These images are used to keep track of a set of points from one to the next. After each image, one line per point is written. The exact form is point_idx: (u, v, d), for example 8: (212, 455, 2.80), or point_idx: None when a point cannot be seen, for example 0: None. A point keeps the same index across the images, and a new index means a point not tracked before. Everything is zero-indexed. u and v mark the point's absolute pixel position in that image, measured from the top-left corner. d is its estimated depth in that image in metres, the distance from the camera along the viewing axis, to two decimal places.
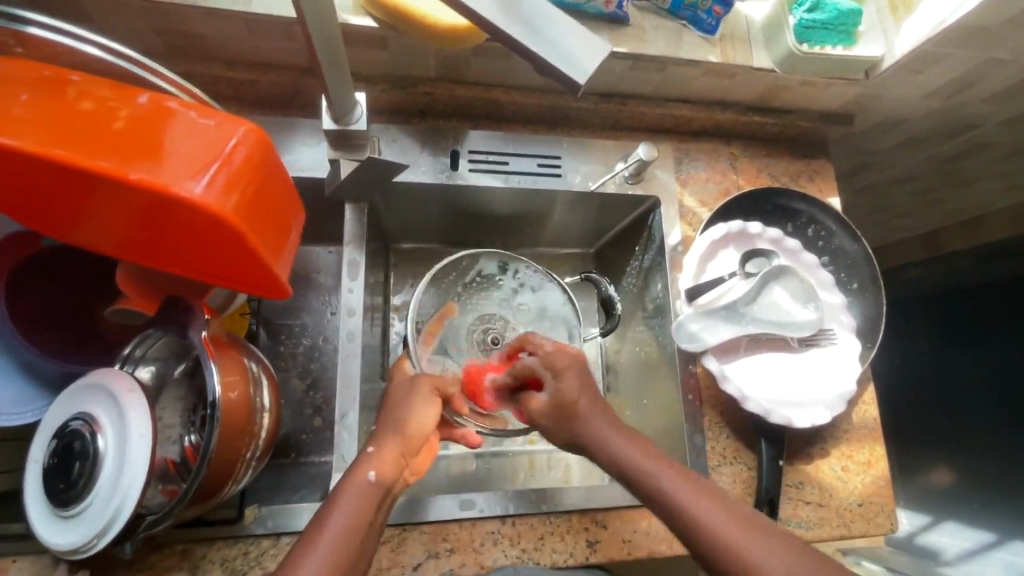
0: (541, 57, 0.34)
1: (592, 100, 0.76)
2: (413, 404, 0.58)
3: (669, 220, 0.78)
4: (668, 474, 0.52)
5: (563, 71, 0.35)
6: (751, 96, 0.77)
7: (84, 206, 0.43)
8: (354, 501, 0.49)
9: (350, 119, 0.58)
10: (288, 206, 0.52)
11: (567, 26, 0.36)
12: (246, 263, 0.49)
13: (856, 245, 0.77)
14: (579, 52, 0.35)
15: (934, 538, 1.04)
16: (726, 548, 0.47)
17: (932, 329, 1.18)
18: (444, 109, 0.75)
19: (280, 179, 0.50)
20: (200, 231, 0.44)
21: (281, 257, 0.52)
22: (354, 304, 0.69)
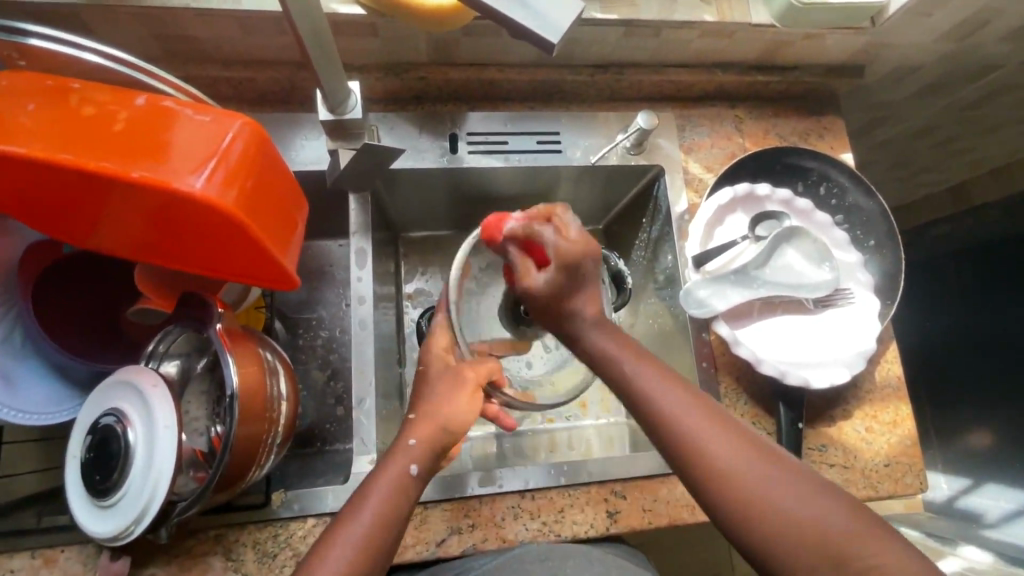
0: (514, 22, 0.34)
1: (588, 72, 0.74)
2: (451, 394, 0.58)
3: (674, 189, 0.77)
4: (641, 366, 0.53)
5: (539, 37, 0.35)
6: (751, 55, 0.75)
7: (93, 208, 0.45)
8: (389, 492, 0.51)
9: (346, 108, 0.59)
10: (289, 197, 0.53)
11: None
12: (250, 255, 0.50)
13: (871, 201, 0.75)
14: (553, 14, 0.35)
15: (976, 501, 1.04)
16: (698, 447, 0.48)
17: (961, 286, 1.14)
18: (439, 93, 0.75)
19: (279, 170, 0.51)
20: (208, 228, 0.46)
21: (289, 249, 0.53)
22: (365, 292, 0.70)
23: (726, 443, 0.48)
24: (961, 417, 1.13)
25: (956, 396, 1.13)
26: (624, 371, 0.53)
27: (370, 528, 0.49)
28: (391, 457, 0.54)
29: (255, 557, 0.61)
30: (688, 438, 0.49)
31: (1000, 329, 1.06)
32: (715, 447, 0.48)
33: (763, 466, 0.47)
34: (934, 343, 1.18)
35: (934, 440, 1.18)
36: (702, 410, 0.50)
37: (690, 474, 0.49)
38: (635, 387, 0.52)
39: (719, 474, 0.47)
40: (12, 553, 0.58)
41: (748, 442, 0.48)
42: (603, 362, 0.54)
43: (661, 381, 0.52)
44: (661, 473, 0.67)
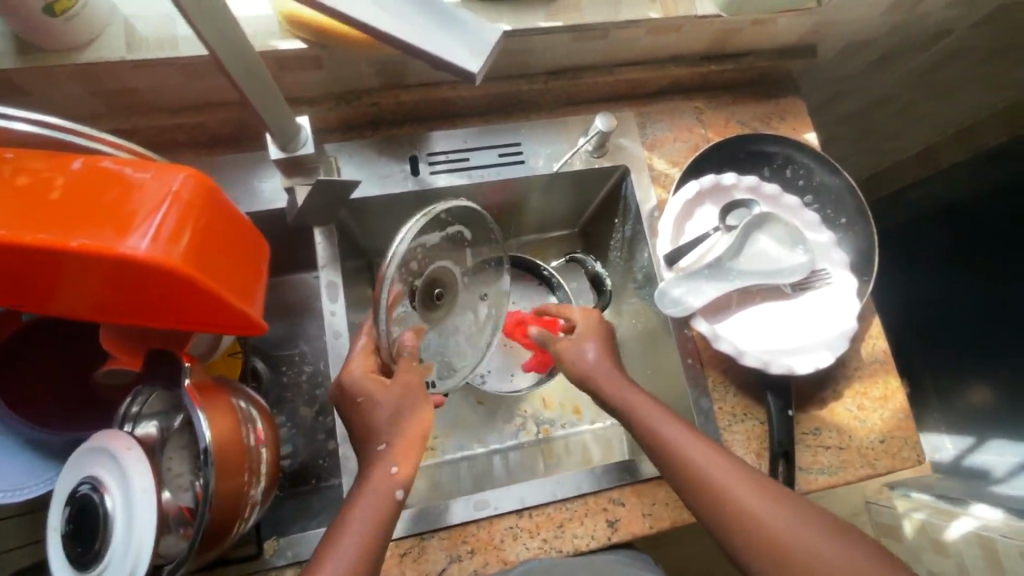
0: (441, 56, 0.34)
1: (543, 79, 0.74)
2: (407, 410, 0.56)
3: (641, 187, 0.77)
4: (664, 421, 0.58)
5: (463, 66, 0.35)
6: (702, 46, 0.75)
7: (40, 281, 0.44)
8: (377, 516, 0.52)
9: (297, 144, 0.58)
10: (242, 244, 0.52)
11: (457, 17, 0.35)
12: (209, 308, 0.49)
13: (837, 178, 0.74)
14: (474, 42, 0.35)
15: (982, 459, 1.06)
16: (727, 501, 0.52)
17: (940, 251, 1.15)
18: (395, 117, 0.75)
19: (230, 218, 0.50)
20: (160, 290, 0.45)
21: (249, 298, 0.53)
22: (339, 325, 0.69)
23: (764, 498, 0.52)
24: (959, 373, 1.12)
25: (953, 355, 1.12)
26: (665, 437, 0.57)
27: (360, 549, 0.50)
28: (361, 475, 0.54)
29: None
30: (732, 501, 0.52)
31: (983, 288, 1.08)
32: (745, 499, 0.52)
33: (788, 518, 0.51)
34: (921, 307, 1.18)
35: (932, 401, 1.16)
36: (733, 469, 0.54)
37: (732, 534, 0.51)
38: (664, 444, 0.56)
39: (753, 530, 0.51)
40: None
41: (780, 500, 0.52)
42: (645, 429, 0.58)
43: (688, 437, 0.56)
44: (656, 475, 0.66)
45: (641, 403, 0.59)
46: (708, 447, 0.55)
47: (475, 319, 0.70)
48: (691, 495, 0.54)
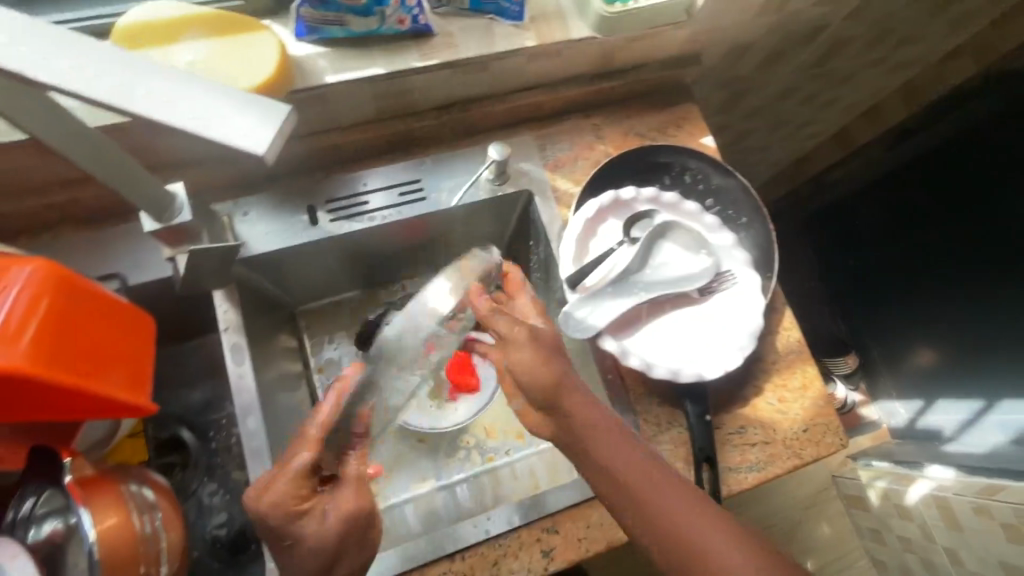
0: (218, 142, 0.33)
1: (434, 114, 0.74)
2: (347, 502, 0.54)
3: (545, 210, 0.77)
4: (604, 430, 0.55)
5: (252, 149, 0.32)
6: (588, 66, 0.76)
7: None
8: None
9: (171, 212, 0.56)
10: (114, 331, 0.53)
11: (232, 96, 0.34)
12: (79, 403, 0.49)
13: (732, 180, 0.77)
14: (257, 127, 0.33)
15: (931, 420, 1.15)
16: (660, 511, 0.51)
17: (862, 234, 1.23)
18: (290, 168, 0.73)
19: (93, 306, 0.51)
20: (33, 404, 0.46)
21: (141, 388, 0.55)
22: (249, 388, 0.67)
23: (714, 530, 0.51)
24: (903, 342, 1.20)
25: (890, 320, 1.22)
26: (612, 462, 0.54)
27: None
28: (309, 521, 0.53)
29: None
30: (663, 512, 0.52)
31: (915, 258, 1.12)
32: (676, 507, 0.52)
33: (711, 528, 0.51)
34: (855, 284, 1.28)
35: (883, 367, 1.27)
36: (664, 478, 0.53)
37: (678, 562, 0.51)
38: (599, 455, 0.54)
39: (680, 538, 0.51)
40: None
41: (707, 510, 0.52)
42: (591, 454, 0.55)
43: (626, 447, 0.54)
44: (588, 497, 0.66)
45: (597, 426, 0.55)
46: (643, 456, 0.54)
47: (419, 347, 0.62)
48: (624, 499, 0.53)
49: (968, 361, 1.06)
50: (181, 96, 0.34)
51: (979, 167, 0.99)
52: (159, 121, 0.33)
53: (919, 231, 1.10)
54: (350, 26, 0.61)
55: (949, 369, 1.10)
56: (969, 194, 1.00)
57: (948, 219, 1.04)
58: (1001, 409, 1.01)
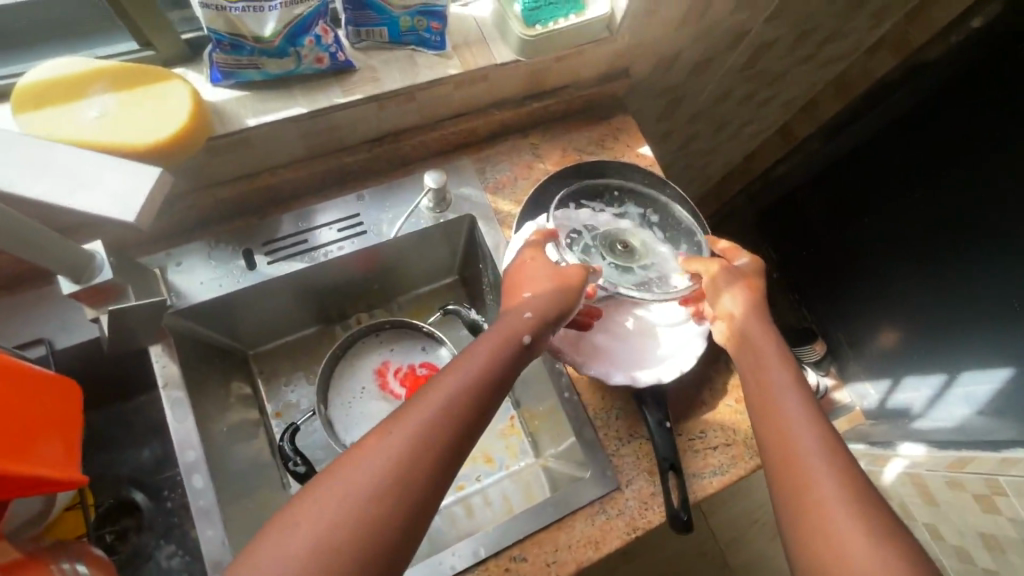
0: (97, 216, 0.43)
1: (364, 148, 0.73)
2: (467, 371, 0.53)
3: (488, 233, 0.77)
4: (756, 323, 0.62)
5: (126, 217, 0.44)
6: (518, 88, 0.76)
7: None
8: (410, 446, 0.47)
9: (92, 271, 0.55)
10: (47, 410, 0.52)
11: (116, 175, 0.45)
12: (12, 493, 0.47)
13: (668, 193, 0.78)
14: (131, 196, 0.44)
15: (900, 398, 1.14)
16: (759, 377, 0.58)
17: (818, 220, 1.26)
18: (225, 212, 0.72)
19: (23, 388, 0.50)
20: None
21: (68, 459, 0.52)
22: (193, 442, 0.65)
23: (822, 447, 0.51)
24: (868, 323, 1.21)
25: (851, 308, 1.24)
26: (774, 378, 0.57)
27: (330, 522, 0.43)
28: (412, 404, 0.50)
29: None
30: (763, 380, 0.58)
31: (872, 236, 1.14)
32: (777, 378, 0.57)
33: (796, 401, 0.55)
34: (818, 269, 1.30)
35: (850, 352, 1.28)
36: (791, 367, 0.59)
37: (763, 420, 0.55)
38: (750, 335, 0.61)
39: (770, 399, 0.56)
40: None
41: (806, 394, 0.56)
42: (766, 366, 0.59)
43: (773, 337, 0.61)
44: (554, 519, 0.65)
45: (776, 360, 0.59)
46: (780, 349, 0.60)
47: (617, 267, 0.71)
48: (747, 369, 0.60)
49: (928, 339, 1.07)
50: (72, 186, 0.45)
51: (911, 154, 1.04)
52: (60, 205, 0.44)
53: (876, 211, 1.12)
54: (265, 67, 0.61)
55: (915, 347, 1.11)
56: (918, 157, 1.03)
57: (889, 201, 1.09)
58: (962, 381, 1.00)
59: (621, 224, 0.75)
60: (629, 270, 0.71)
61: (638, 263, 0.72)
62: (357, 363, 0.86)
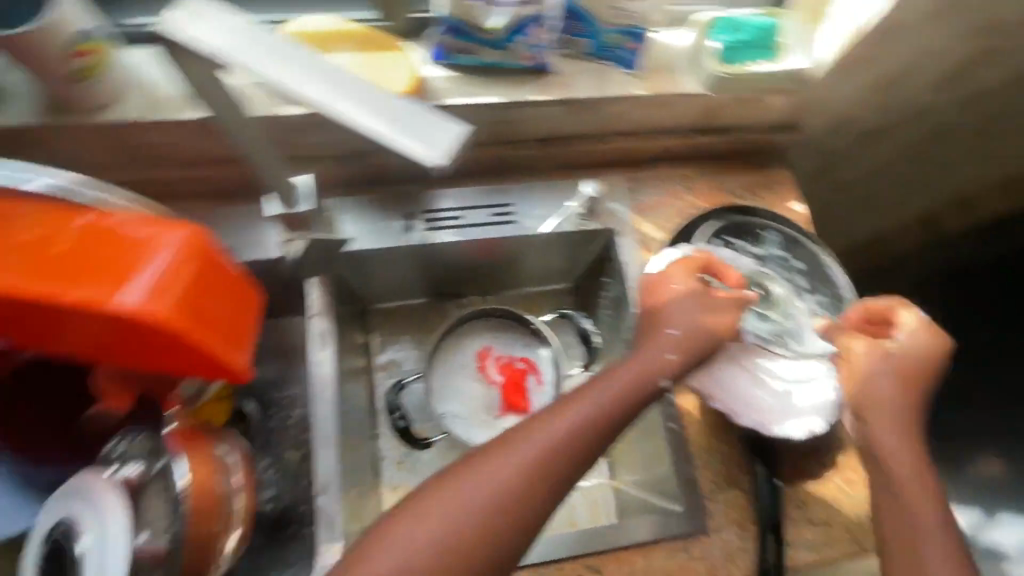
0: (399, 149, 0.38)
1: (534, 145, 0.77)
2: (591, 404, 0.56)
3: (628, 250, 0.78)
4: (894, 434, 0.62)
5: (429, 157, 0.37)
6: (691, 120, 0.78)
7: (54, 325, 0.48)
8: (537, 462, 0.51)
9: (295, 201, 0.62)
10: (239, 299, 0.53)
11: (425, 112, 0.39)
12: (198, 362, 0.51)
13: (816, 252, 0.77)
14: (438, 136, 0.38)
15: None
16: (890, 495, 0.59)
17: None
18: (399, 175, 0.78)
19: (223, 274, 0.52)
20: (139, 335, 0.47)
21: (237, 346, 0.53)
22: (326, 373, 0.70)
23: None
24: None
25: None
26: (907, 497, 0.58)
27: (460, 524, 0.48)
28: (537, 423, 0.54)
29: None
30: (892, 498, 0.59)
31: None
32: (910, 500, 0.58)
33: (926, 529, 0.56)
34: None
35: None
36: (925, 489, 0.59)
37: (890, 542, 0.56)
38: (886, 447, 0.61)
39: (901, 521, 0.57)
40: None
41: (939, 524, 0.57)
42: (897, 484, 0.59)
43: (909, 453, 0.61)
44: (635, 542, 0.65)
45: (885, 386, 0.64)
46: (915, 467, 0.60)
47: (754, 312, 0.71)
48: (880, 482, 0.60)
49: None
50: (378, 112, 0.39)
51: None
52: (362, 128, 0.38)
53: None
54: (480, 55, 0.67)
55: None
56: None
57: None
58: None
59: (764, 271, 0.74)
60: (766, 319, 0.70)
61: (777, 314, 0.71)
62: (462, 342, 0.88)
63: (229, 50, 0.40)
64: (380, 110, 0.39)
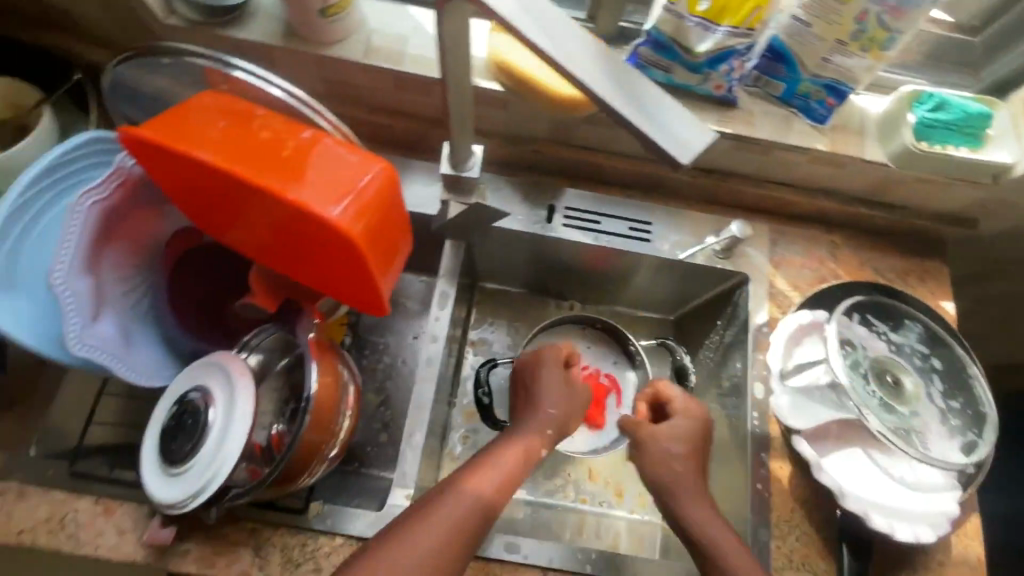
0: (653, 142, 0.41)
1: (690, 172, 0.77)
2: (494, 463, 0.61)
3: (756, 299, 0.76)
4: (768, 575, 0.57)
5: (675, 154, 0.41)
6: (859, 187, 0.76)
7: (255, 215, 0.53)
8: (449, 515, 0.56)
9: (465, 165, 0.66)
10: (404, 236, 0.57)
11: (679, 113, 0.42)
12: (363, 281, 0.55)
13: (963, 356, 0.70)
14: (690, 138, 0.42)
15: None
16: None
17: None
18: (548, 167, 0.79)
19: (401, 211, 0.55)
20: (321, 242, 0.52)
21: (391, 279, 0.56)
22: (438, 331, 0.72)
23: None
24: None
25: None
26: None
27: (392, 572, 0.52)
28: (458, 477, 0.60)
29: (281, 562, 0.60)
30: None
31: None
32: None
33: None
34: None
35: None
36: None
37: None
38: None
39: None
40: (80, 493, 0.61)
41: None
42: None
43: None
44: None
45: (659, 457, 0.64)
46: None
47: (875, 398, 0.67)
48: None
49: None
50: (636, 99, 0.42)
51: None
52: (619, 112, 0.41)
53: None
54: (673, 74, 0.68)
55: None
56: None
57: None
58: None
59: (892, 360, 0.70)
60: (887, 409, 0.67)
61: (898, 408, 0.67)
62: (557, 342, 0.90)
63: (502, 5, 0.42)
64: (635, 96, 0.42)
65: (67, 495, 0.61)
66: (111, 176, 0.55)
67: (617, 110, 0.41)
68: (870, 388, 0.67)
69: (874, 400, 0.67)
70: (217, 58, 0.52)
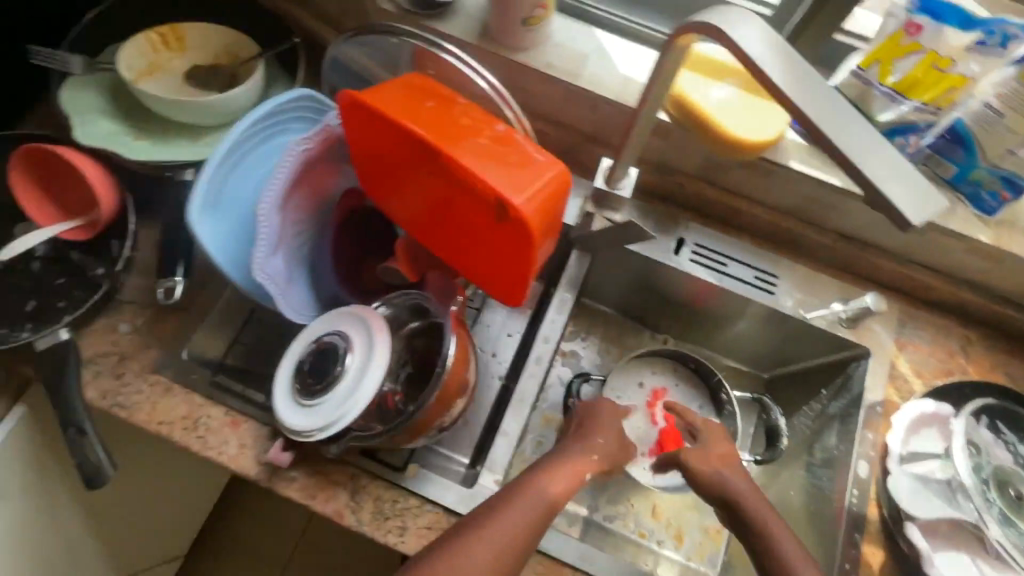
0: (885, 200, 0.40)
1: (830, 236, 0.77)
2: (550, 475, 0.61)
3: (874, 376, 0.74)
4: None
5: (907, 214, 0.40)
6: (1012, 286, 0.74)
7: (442, 190, 0.58)
8: (509, 524, 0.56)
9: (620, 184, 0.69)
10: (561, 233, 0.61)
11: (915, 177, 0.41)
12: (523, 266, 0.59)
13: None
14: (926, 200, 0.40)
15: None
16: None
17: None
18: (684, 201, 0.80)
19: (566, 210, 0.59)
20: (497, 222, 0.57)
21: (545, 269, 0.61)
22: (550, 334, 0.75)
23: None
24: None
25: None
26: None
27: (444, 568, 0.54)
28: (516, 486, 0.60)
29: (372, 511, 0.64)
30: None
31: None
32: None
33: None
34: None
35: None
36: None
37: None
38: None
39: None
40: (216, 402, 0.68)
41: None
42: None
43: None
44: None
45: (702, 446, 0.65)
46: None
47: (998, 508, 0.63)
48: None
49: None
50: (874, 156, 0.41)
51: None
52: (852, 166, 0.41)
53: None
54: None
55: None
56: None
57: None
58: None
59: None
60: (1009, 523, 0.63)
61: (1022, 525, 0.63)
62: (644, 371, 0.86)
63: (754, 49, 0.44)
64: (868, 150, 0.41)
65: (205, 400, 0.68)
66: (318, 133, 0.62)
67: (852, 163, 0.41)
68: (993, 497, 0.64)
69: (996, 511, 0.63)
70: (431, 42, 0.60)
